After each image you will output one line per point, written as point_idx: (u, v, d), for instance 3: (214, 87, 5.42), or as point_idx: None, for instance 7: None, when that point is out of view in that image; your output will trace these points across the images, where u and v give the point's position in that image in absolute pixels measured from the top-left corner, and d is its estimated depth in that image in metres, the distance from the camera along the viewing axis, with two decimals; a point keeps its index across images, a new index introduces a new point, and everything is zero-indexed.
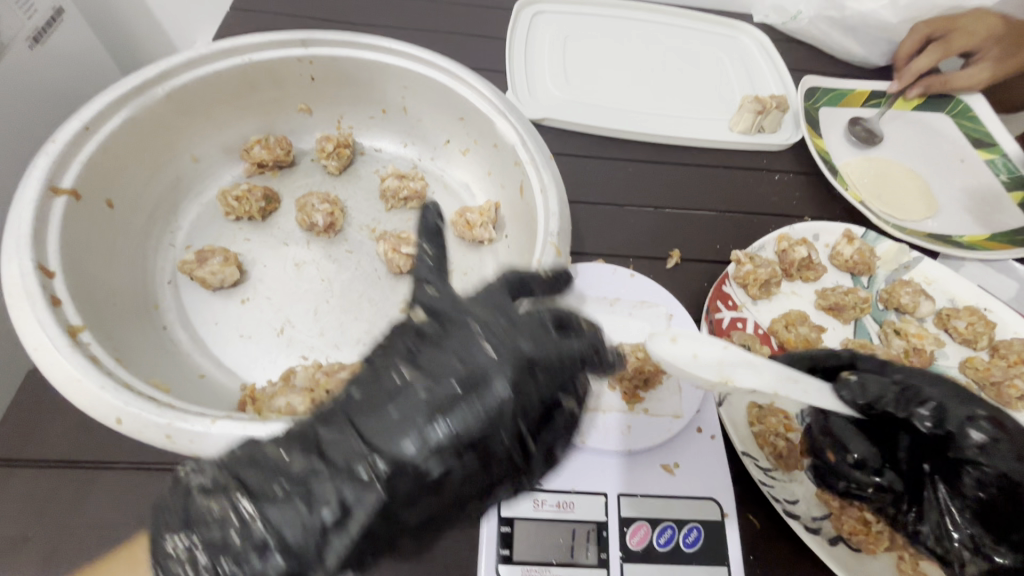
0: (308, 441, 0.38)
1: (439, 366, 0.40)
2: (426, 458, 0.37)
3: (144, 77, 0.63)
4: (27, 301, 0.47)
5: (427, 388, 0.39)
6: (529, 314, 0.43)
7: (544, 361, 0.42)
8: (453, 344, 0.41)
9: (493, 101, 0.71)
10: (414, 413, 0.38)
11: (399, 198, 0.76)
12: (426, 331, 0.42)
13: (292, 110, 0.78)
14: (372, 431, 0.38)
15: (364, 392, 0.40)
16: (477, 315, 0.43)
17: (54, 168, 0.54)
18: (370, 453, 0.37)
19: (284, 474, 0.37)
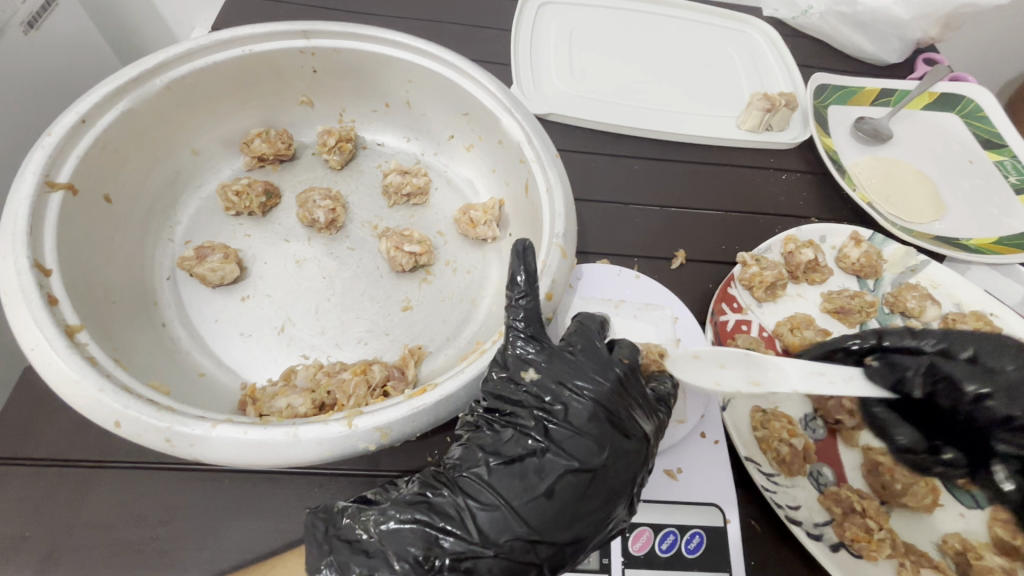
0: (459, 517, 0.44)
1: (569, 440, 0.47)
2: (568, 527, 0.45)
3: (143, 68, 0.61)
4: (23, 300, 0.46)
5: (558, 462, 0.46)
6: (628, 379, 0.52)
7: (645, 427, 0.50)
8: (574, 415, 0.48)
9: (499, 97, 0.70)
10: (558, 488, 0.45)
11: (401, 194, 0.75)
12: (549, 407, 0.49)
13: (293, 103, 0.77)
14: (519, 505, 0.44)
15: (504, 465, 0.46)
16: (593, 388, 0.50)
17: (51, 161, 0.53)
18: (522, 524, 0.43)
19: (449, 545, 0.42)
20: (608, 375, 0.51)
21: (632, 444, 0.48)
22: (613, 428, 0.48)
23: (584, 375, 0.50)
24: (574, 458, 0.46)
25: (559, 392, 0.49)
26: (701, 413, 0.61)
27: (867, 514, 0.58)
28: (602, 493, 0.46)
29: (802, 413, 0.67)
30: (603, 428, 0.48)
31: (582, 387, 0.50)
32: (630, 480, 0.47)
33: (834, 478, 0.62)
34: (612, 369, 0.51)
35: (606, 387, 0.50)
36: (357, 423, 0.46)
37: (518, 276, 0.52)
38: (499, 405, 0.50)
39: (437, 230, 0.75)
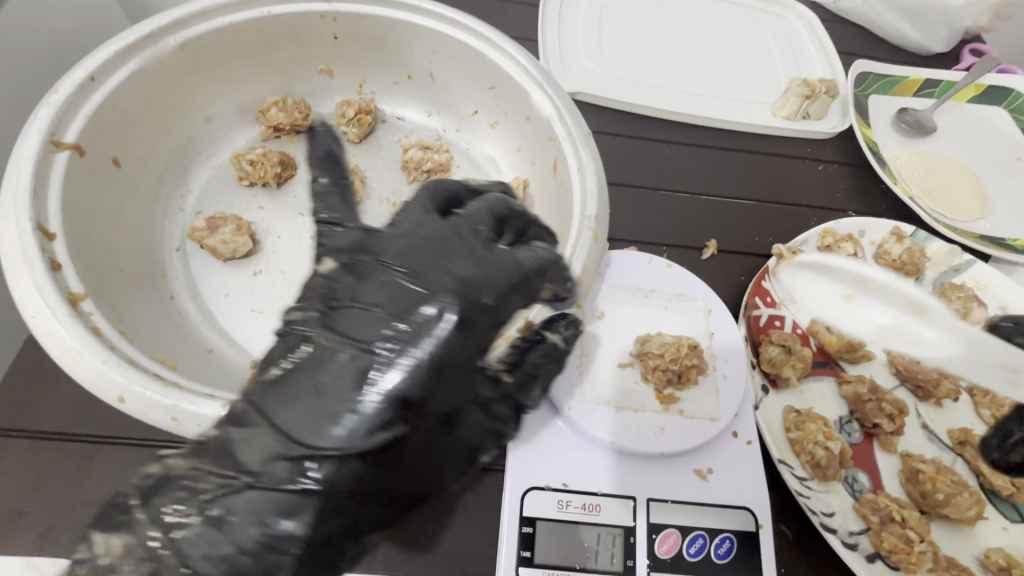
0: (224, 448, 0.34)
1: (358, 322, 0.38)
2: (377, 437, 0.35)
3: (157, 25, 0.58)
4: (24, 264, 0.43)
5: (354, 363, 0.36)
6: (470, 239, 0.43)
7: (485, 321, 0.40)
8: (359, 313, 0.39)
9: (529, 69, 0.66)
10: (351, 392, 0.35)
11: (422, 170, 0.72)
12: (339, 287, 0.41)
13: (312, 71, 0.73)
14: (288, 421, 0.34)
15: (273, 378, 0.37)
16: (403, 264, 0.41)
17: (57, 119, 0.50)
18: (298, 442, 0.34)
19: (210, 477, 0.33)
20: (369, 273, 0.41)
21: (461, 338, 0.38)
22: (413, 304, 0.39)
23: (395, 249, 0.42)
24: (373, 361, 0.36)
25: (348, 289, 0.40)
26: (735, 411, 0.56)
27: (907, 524, 0.54)
28: (415, 389, 0.36)
29: (838, 415, 0.63)
30: (421, 322, 0.38)
31: (360, 285, 0.41)
32: (461, 384, 0.39)
33: (870, 484, 0.59)
34: (446, 238, 0.43)
35: (413, 279, 0.40)
36: None
37: (319, 178, 0.49)
38: (292, 316, 0.41)
39: None
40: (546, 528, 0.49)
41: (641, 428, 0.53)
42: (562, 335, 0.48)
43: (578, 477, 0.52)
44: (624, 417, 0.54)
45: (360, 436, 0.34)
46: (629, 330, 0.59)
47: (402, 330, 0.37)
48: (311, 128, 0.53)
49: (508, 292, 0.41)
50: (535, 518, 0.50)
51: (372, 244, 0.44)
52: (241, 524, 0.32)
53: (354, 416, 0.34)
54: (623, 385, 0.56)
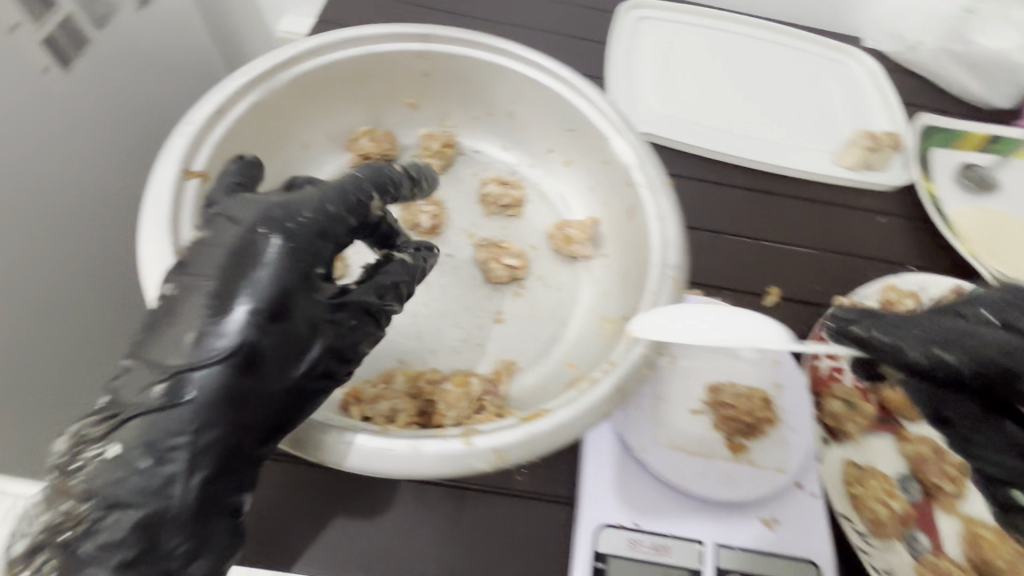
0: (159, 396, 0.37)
1: (254, 254, 0.39)
2: (206, 367, 0.36)
3: (275, 61, 0.63)
4: (165, 286, 0.47)
5: (199, 299, 0.38)
6: (338, 185, 0.47)
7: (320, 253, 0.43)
8: (247, 255, 0.39)
9: (613, 116, 0.69)
10: (206, 323, 0.37)
11: (499, 204, 0.75)
12: (210, 238, 0.41)
13: (399, 104, 0.77)
14: (161, 360, 0.37)
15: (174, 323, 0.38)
16: (300, 206, 0.43)
17: (189, 150, 0.55)
18: (154, 374, 0.37)
19: (144, 427, 0.36)
20: (261, 220, 0.41)
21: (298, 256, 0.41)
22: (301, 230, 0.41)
23: (299, 199, 0.43)
24: (260, 296, 0.38)
25: (240, 235, 0.40)
26: (803, 464, 0.57)
27: None
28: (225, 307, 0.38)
29: (897, 472, 0.64)
30: (254, 242, 0.40)
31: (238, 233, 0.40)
32: (298, 303, 0.41)
33: (931, 546, 0.59)
34: (316, 189, 0.45)
35: (239, 225, 0.41)
36: (475, 443, 0.46)
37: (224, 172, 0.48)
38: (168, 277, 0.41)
39: (530, 243, 0.74)
40: (618, 565, 0.51)
41: (710, 474, 0.56)
42: (408, 253, 0.54)
43: (648, 516, 0.54)
44: (694, 462, 0.56)
45: (219, 359, 0.37)
46: (701, 376, 0.61)
47: (241, 250, 0.39)
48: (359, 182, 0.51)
49: (340, 208, 0.45)
50: (607, 555, 0.51)
51: (257, 203, 0.42)
52: (130, 467, 0.36)
53: (210, 340, 0.37)
54: (694, 431, 0.58)
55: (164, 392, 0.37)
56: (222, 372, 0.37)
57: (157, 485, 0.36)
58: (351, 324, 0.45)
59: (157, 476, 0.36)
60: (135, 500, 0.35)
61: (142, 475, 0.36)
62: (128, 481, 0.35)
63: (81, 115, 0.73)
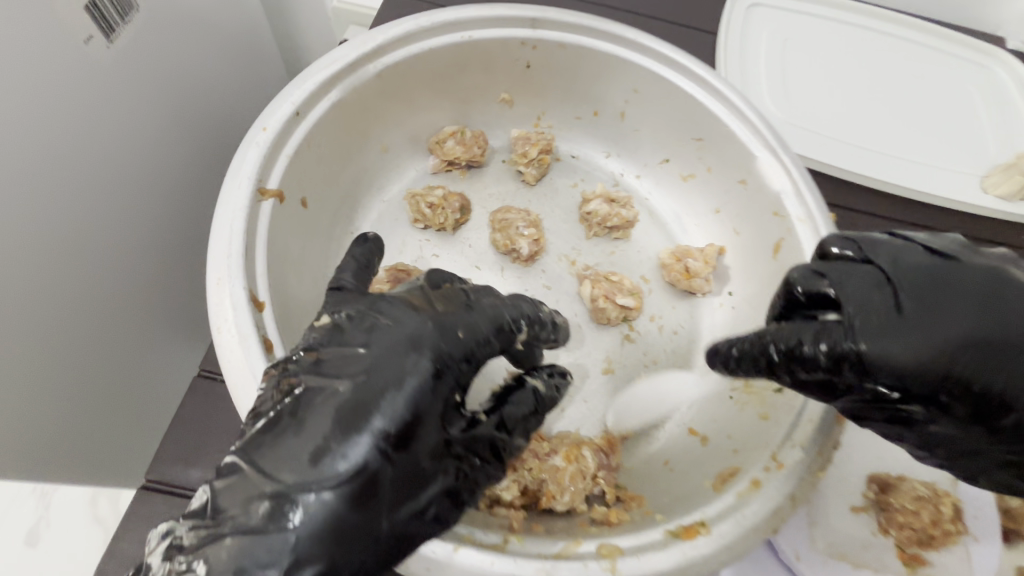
0: (265, 514, 0.28)
1: (391, 372, 0.32)
2: (318, 498, 0.28)
3: (361, 50, 0.53)
4: (240, 343, 0.39)
5: (327, 403, 0.31)
6: (489, 305, 0.39)
7: (460, 383, 0.35)
8: (398, 366, 0.33)
9: (761, 130, 0.56)
10: (331, 440, 0.30)
11: (605, 226, 0.63)
12: (348, 330, 0.34)
13: (491, 100, 0.65)
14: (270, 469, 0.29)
15: (292, 424, 0.30)
16: (444, 324, 0.35)
17: (264, 163, 0.46)
18: (260, 483, 0.29)
19: (232, 550, 0.27)
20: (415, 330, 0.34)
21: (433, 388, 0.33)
22: (440, 356, 0.34)
23: (446, 318, 0.36)
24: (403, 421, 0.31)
25: (393, 338, 0.34)
26: None
27: None
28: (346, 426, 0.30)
29: None
30: (393, 356, 0.33)
31: (390, 336, 0.34)
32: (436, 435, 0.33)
33: None
34: (467, 308, 0.38)
35: (396, 328, 0.34)
36: (621, 569, 0.36)
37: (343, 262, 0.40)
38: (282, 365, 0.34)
39: (640, 274, 0.63)
40: None
41: None
42: (544, 381, 0.44)
43: None
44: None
45: (337, 492, 0.29)
46: (859, 461, 0.50)
47: (377, 368, 0.32)
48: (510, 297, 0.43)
49: (485, 337, 0.37)
50: None
51: (413, 311, 0.35)
52: None
53: (330, 467, 0.29)
54: (853, 534, 0.47)
55: (258, 515, 0.28)
56: (339, 508, 0.29)
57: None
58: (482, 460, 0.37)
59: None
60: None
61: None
62: None
63: (136, 98, 0.64)
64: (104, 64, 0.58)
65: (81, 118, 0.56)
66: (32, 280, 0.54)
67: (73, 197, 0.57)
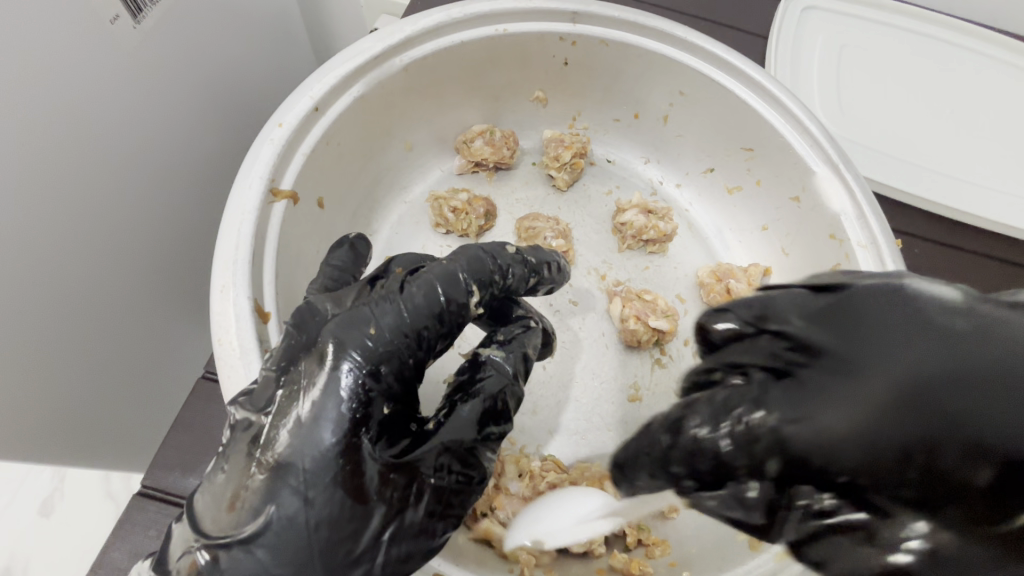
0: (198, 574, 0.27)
1: (301, 398, 0.29)
2: (246, 554, 0.27)
3: (386, 44, 0.49)
4: (240, 358, 0.36)
5: (248, 440, 0.29)
6: (411, 285, 0.33)
7: (392, 389, 0.31)
8: (307, 389, 0.29)
9: (820, 144, 0.51)
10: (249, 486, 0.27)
11: (640, 239, 0.59)
12: (273, 351, 0.31)
13: (525, 98, 0.61)
14: (200, 520, 0.27)
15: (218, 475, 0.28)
16: (352, 332, 0.30)
17: (278, 163, 0.43)
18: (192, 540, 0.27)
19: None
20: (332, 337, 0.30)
21: (359, 406, 0.29)
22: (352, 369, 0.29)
23: (354, 321, 0.31)
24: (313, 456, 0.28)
25: (308, 356, 0.30)
26: None
27: None
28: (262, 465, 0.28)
29: None
30: (303, 377, 0.29)
31: (307, 357, 0.30)
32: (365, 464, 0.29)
33: None
34: (381, 300, 0.32)
35: (307, 348, 0.31)
36: None
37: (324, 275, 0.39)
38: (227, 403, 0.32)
39: (676, 293, 0.58)
40: None
41: None
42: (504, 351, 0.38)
43: None
44: None
45: (263, 543, 0.27)
46: None
47: (290, 394, 0.29)
48: (444, 258, 0.35)
49: (411, 328, 0.32)
50: None
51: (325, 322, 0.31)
52: None
53: (251, 517, 0.27)
54: None
55: (196, 569, 0.26)
56: (276, 560, 0.27)
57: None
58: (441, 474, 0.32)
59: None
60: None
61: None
62: None
63: (165, 81, 0.62)
64: (135, 43, 0.57)
65: (109, 105, 0.55)
66: (59, 272, 0.54)
67: (102, 186, 0.56)
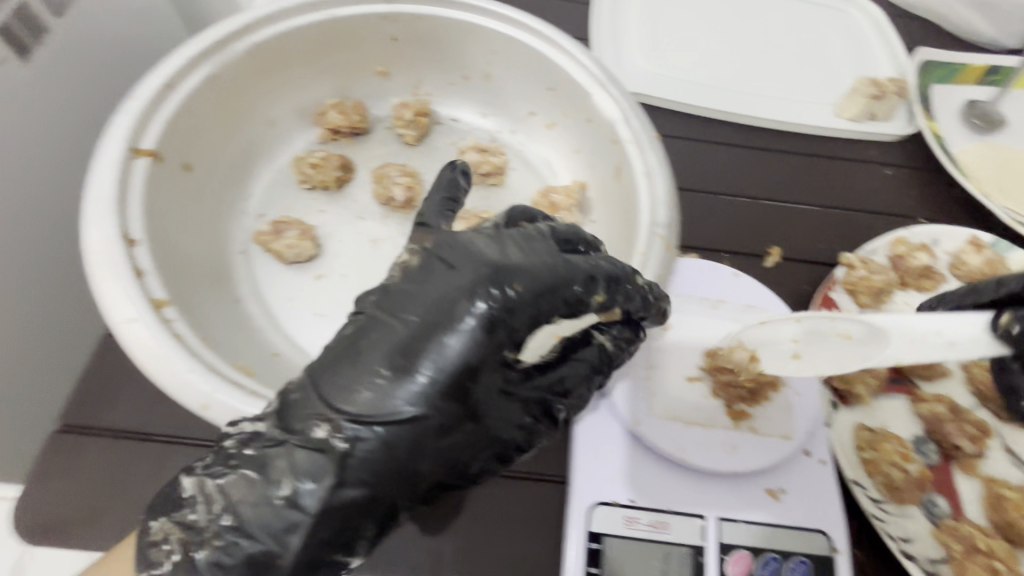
0: (266, 457, 0.35)
1: (431, 305, 0.37)
2: (370, 433, 0.34)
3: (225, 30, 0.59)
4: (112, 271, 0.44)
5: (382, 345, 0.36)
6: (534, 231, 0.42)
7: (514, 333, 0.36)
8: (403, 288, 0.38)
9: (592, 71, 0.64)
10: (377, 364, 0.35)
11: (478, 174, 0.71)
12: (412, 271, 0.39)
13: (369, 73, 0.73)
14: (339, 390, 0.35)
15: (352, 363, 0.36)
16: (520, 269, 0.38)
17: (136, 128, 0.51)
18: (332, 413, 0.35)
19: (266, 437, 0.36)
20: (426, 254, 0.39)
21: (487, 336, 0.36)
22: (486, 317, 0.36)
23: (483, 263, 0.38)
24: (395, 329, 0.36)
25: (408, 268, 0.39)
26: (809, 429, 0.54)
27: (994, 555, 0.52)
28: (381, 357, 0.36)
29: (912, 433, 0.61)
30: (451, 310, 0.36)
31: (402, 274, 0.39)
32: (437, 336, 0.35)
33: (950, 509, 0.56)
34: (550, 263, 0.39)
35: (454, 271, 0.38)
36: None
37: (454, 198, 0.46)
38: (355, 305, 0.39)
39: None
40: (614, 544, 0.48)
41: (711, 444, 0.52)
42: (611, 337, 0.45)
43: (616, 489, 0.51)
44: (694, 433, 0.52)
45: (383, 425, 0.35)
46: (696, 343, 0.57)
47: (436, 310, 0.36)
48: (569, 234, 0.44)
49: (549, 287, 0.38)
50: (602, 534, 0.49)
51: (473, 252, 0.38)
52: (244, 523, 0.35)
53: (374, 400, 0.35)
54: (689, 400, 0.54)
55: (335, 431, 0.35)
56: (376, 441, 0.35)
57: (207, 516, 0.35)
58: (495, 330, 0.36)
59: (199, 504, 0.35)
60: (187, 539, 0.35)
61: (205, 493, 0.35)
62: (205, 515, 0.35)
63: (37, 98, 0.71)
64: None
65: None
66: None
67: None
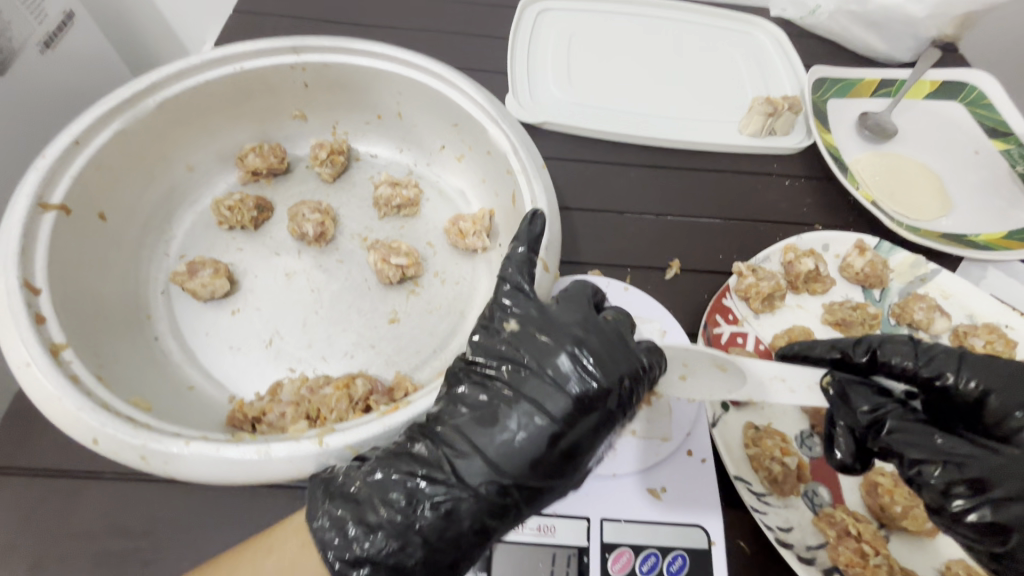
0: (450, 500, 0.43)
1: (541, 377, 0.46)
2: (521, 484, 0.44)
3: (135, 88, 0.63)
4: (11, 318, 0.47)
5: (523, 409, 0.45)
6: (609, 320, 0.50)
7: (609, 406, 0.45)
8: (548, 366, 0.46)
9: (485, 107, 0.69)
10: (525, 428, 0.44)
11: (391, 206, 0.75)
12: (524, 342, 0.48)
13: (287, 117, 0.78)
14: (493, 449, 0.44)
15: (488, 425, 0.45)
16: (590, 350, 0.47)
17: (44, 184, 0.55)
18: (493, 466, 0.43)
19: (429, 489, 0.43)
20: (569, 336, 0.47)
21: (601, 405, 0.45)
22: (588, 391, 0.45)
23: (589, 348, 0.47)
24: (537, 404, 0.45)
25: (533, 346, 0.47)
26: (687, 431, 0.58)
27: (862, 538, 0.55)
28: (511, 419, 0.45)
29: (798, 429, 0.65)
30: (574, 381, 0.45)
31: (542, 351, 0.47)
32: (588, 415, 0.45)
33: (830, 498, 0.60)
34: (627, 344, 0.48)
35: (556, 347, 0.47)
36: (327, 442, 0.46)
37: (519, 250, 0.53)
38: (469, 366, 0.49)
39: (427, 241, 0.75)
40: (500, 549, 0.51)
41: None
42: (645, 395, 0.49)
43: None
44: None
45: (528, 476, 0.44)
46: None
47: (566, 380, 0.45)
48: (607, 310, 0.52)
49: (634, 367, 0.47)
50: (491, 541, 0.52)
51: (566, 331, 0.48)
52: (416, 557, 0.42)
53: (528, 457, 0.44)
54: None
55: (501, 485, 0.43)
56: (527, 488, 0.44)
57: (392, 547, 0.42)
58: (618, 410, 0.46)
59: (381, 537, 0.42)
60: (372, 565, 0.42)
61: (386, 527, 0.42)
62: (380, 549, 0.42)
63: None
64: None
65: None
66: None
67: None
